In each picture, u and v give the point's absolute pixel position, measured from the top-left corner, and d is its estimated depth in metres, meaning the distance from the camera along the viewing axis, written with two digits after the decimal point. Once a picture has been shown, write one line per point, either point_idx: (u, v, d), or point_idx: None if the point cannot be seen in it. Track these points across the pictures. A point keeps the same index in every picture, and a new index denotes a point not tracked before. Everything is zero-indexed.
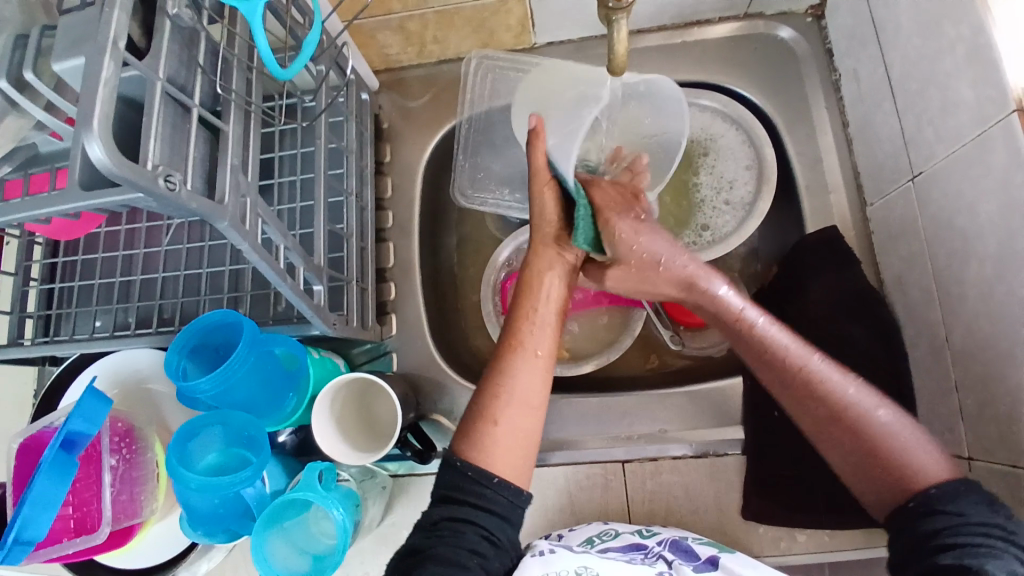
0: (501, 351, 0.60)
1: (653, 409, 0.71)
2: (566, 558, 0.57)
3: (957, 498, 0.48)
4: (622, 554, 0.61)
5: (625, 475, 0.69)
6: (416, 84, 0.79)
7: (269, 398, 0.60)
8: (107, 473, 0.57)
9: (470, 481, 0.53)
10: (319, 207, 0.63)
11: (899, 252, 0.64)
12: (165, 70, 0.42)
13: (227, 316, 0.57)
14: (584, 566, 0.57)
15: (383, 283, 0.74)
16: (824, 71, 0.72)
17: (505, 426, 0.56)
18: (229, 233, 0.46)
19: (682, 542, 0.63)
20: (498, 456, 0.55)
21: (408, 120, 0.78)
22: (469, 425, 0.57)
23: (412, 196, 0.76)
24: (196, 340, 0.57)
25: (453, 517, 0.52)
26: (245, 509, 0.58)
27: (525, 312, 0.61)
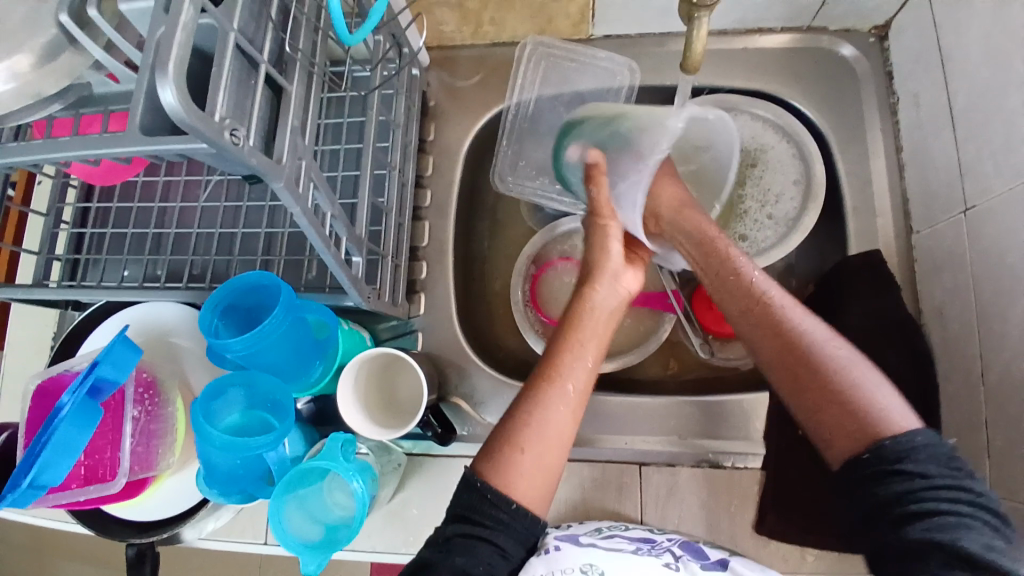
0: (535, 379, 0.58)
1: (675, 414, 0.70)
2: (571, 556, 0.58)
3: (916, 454, 0.47)
4: (628, 544, 0.62)
5: (640, 476, 0.69)
6: (465, 64, 0.78)
7: (297, 364, 0.59)
8: (128, 424, 0.57)
9: (487, 503, 0.52)
10: (365, 179, 0.62)
11: (942, 283, 0.63)
12: (238, 22, 0.41)
13: (264, 279, 0.56)
14: (590, 563, 0.57)
15: (414, 262, 0.74)
16: (882, 93, 0.70)
17: (532, 459, 0.54)
18: (283, 194, 0.45)
19: (693, 543, 0.62)
20: (521, 483, 0.54)
21: (455, 99, 0.77)
22: (495, 450, 0.55)
23: (452, 177, 0.75)
24: (230, 300, 0.57)
25: (467, 534, 0.52)
26: (261, 474, 0.58)
27: (570, 342, 0.59)
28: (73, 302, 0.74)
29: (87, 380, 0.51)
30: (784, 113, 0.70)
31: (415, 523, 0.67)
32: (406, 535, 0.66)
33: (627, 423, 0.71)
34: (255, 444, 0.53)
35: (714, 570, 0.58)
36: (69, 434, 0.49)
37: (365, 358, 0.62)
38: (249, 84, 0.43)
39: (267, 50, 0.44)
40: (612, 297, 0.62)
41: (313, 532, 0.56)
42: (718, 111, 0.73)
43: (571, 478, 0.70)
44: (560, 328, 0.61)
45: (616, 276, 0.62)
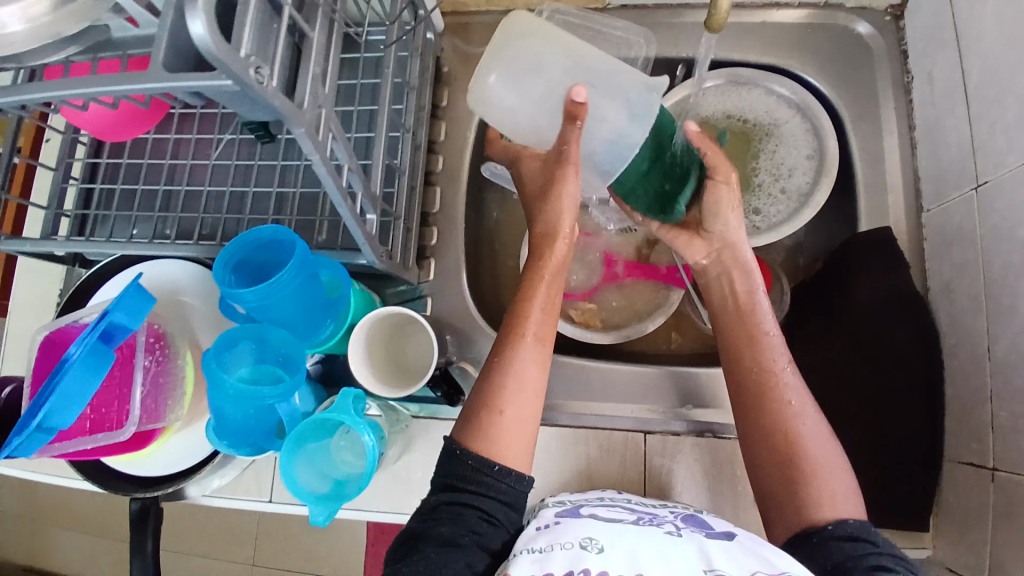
0: (506, 338, 0.61)
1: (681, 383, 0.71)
2: (573, 529, 0.56)
3: (866, 532, 0.51)
4: (630, 515, 0.61)
5: (645, 444, 0.70)
6: (479, 30, 0.78)
7: (308, 323, 0.59)
8: (138, 374, 0.57)
9: (468, 468, 0.56)
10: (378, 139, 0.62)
11: (950, 259, 0.63)
12: None
13: (278, 234, 0.56)
14: (589, 536, 0.54)
15: (425, 228, 0.74)
16: (897, 70, 0.71)
17: (510, 415, 0.59)
18: (302, 141, 0.45)
19: (696, 516, 0.62)
20: (501, 443, 0.58)
21: (469, 66, 0.77)
22: (475, 414, 0.59)
23: (464, 144, 0.75)
24: (240, 256, 0.56)
25: (451, 501, 0.55)
26: (271, 427, 0.58)
27: (533, 307, 0.63)
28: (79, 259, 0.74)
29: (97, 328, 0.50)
30: (798, 88, 0.70)
31: (420, 485, 0.67)
32: (411, 497, 0.67)
33: (631, 391, 0.71)
34: (270, 392, 0.54)
35: (719, 538, 0.56)
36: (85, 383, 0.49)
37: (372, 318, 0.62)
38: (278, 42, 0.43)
39: None
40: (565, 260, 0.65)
41: (320, 490, 0.56)
42: (733, 85, 0.72)
43: (574, 448, 0.70)
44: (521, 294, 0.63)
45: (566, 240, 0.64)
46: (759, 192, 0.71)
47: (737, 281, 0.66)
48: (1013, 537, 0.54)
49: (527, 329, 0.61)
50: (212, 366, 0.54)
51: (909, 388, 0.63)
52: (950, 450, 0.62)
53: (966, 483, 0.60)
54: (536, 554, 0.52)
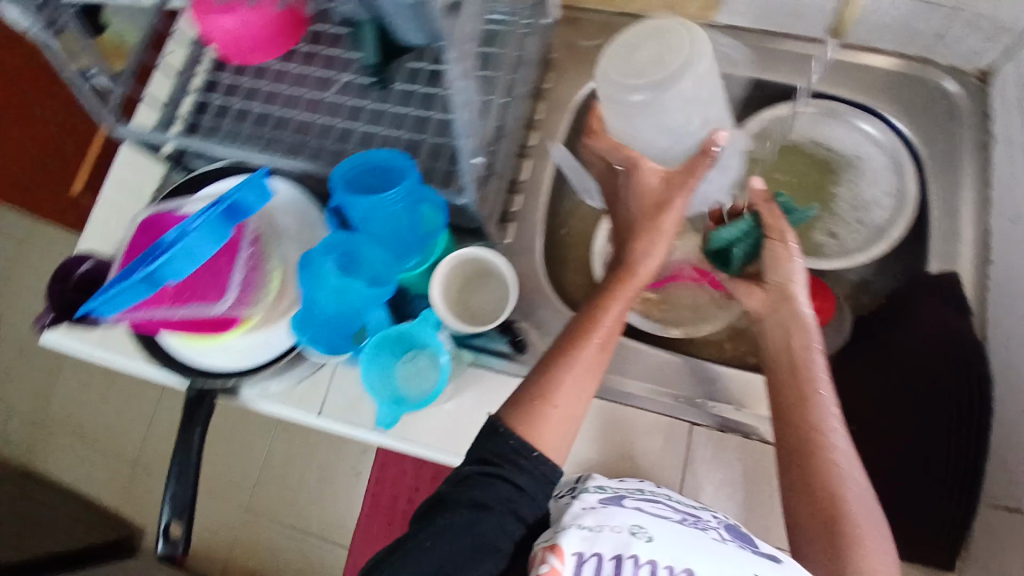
0: (573, 338, 0.62)
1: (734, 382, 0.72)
2: (623, 514, 0.59)
3: None
4: (674, 512, 0.61)
5: (690, 435, 0.70)
6: (589, 26, 0.82)
7: (400, 250, 0.63)
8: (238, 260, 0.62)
9: (510, 448, 0.58)
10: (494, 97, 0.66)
11: (1012, 310, 0.65)
12: None
13: (393, 160, 0.60)
14: (640, 528, 0.57)
15: (511, 194, 0.77)
16: (980, 130, 0.74)
17: (561, 410, 0.60)
18: (452, 61, 0.48)
19: (737, 527, 0.61)
20: (545, 434, 0.60)
21: (574, 56, 0.81)
22: (529, 402, 0.61)
23: (559, 125, 0.79)
24: (355, 175, 0.60)
25: (485, 472, 0.58)
26: (347, 333, 0.63)
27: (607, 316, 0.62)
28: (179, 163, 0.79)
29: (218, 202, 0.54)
30: (886, 130, 0.77)
31: (465, 428, 0.69)
32: (454, 439, 0.69)
33: (678, 378, 0.73)
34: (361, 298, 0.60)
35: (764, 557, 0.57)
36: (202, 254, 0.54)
37: (461, 257, 0.67)
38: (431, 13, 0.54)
39: None
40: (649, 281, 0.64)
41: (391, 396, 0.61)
42: (828, 117, 0.78)
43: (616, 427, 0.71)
44: (595, 303, 0.63)
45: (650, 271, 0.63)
46: (829, 218, 0.78)
47: (793, 334, 0.62)
48: None
49: (597, 336, 0.62)
50: (314, 262, 0.59)
51: (952, 425, 0.65)
52: (985, 493, 0.63)
53: (997, 526, 0.61)
54: (585, 531, 0.57)
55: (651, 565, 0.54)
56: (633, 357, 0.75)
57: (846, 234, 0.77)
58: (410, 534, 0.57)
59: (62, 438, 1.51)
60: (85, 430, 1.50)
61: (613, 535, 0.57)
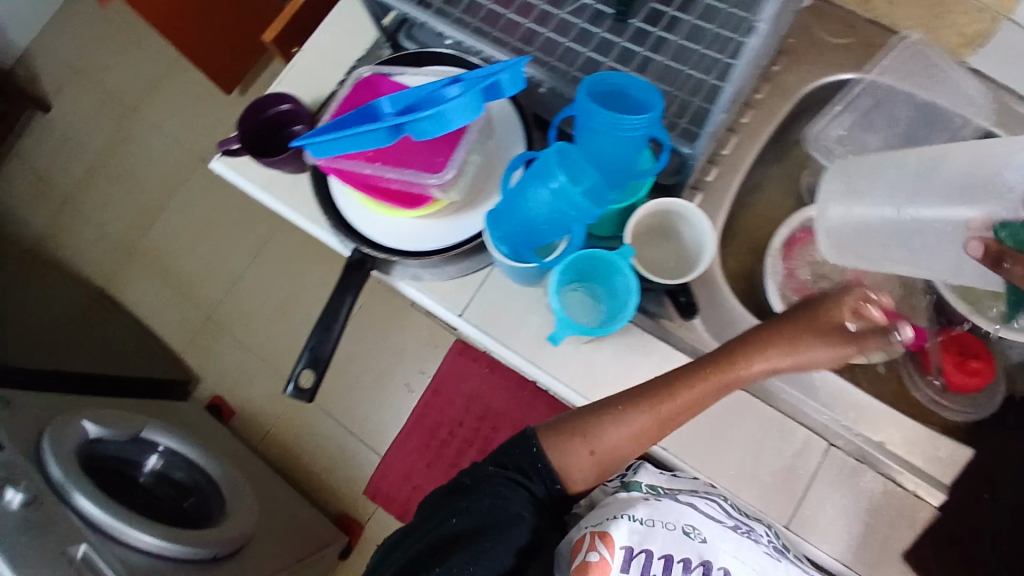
0: (641, 402, 0.62)
1: (882, 420, 0.68)
2: (675, 510, 0.62)
3: None
4: (727, 518, 0.63)
5: (824, 455, 0.66)
6: (837, 21, 0.77)
7: (616, 180, 0.60)
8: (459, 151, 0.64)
9: (537, 468, 0.65)
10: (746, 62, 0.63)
11: None
12: None
13: (649, 89, 0.56)
14: (688, 527, 0.61)
15: (709, 163, 0.73)
16: None
17: (596, 457, 0.64)
18: None
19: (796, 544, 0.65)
20: (572, 467, 0.65)
21: (812, 46, 0.77)
22: (571, 434, 0.65)
23: (777, 110, 0.75)
24: (606, 90, 0.57)
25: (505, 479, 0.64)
26: (536, 245, 0.60)
27: (684, 393, 0.61)
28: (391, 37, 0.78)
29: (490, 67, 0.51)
30: None
31: (600, 375, 0.68)
32: (585, 381, 0.68)
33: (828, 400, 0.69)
34: (575, 208, 0.55)
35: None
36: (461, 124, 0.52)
37: (669, 204, 0.62)
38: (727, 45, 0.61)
39: None
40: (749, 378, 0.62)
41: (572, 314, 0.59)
42: None
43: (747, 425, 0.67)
44: (681, 376, 0.62)
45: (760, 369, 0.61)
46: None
47: None
48: None
49: (662, 409, 0.62)
50: (543, 161, 0.55)
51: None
52: None
53: None
54: (636, 522, 0.61)
55: (703, 566, 0.60)
56: None
57: None
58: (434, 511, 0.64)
59: (150, 273, 1.57)
60: (172, 272, 1.57)
61: (664, 531, 0.61)
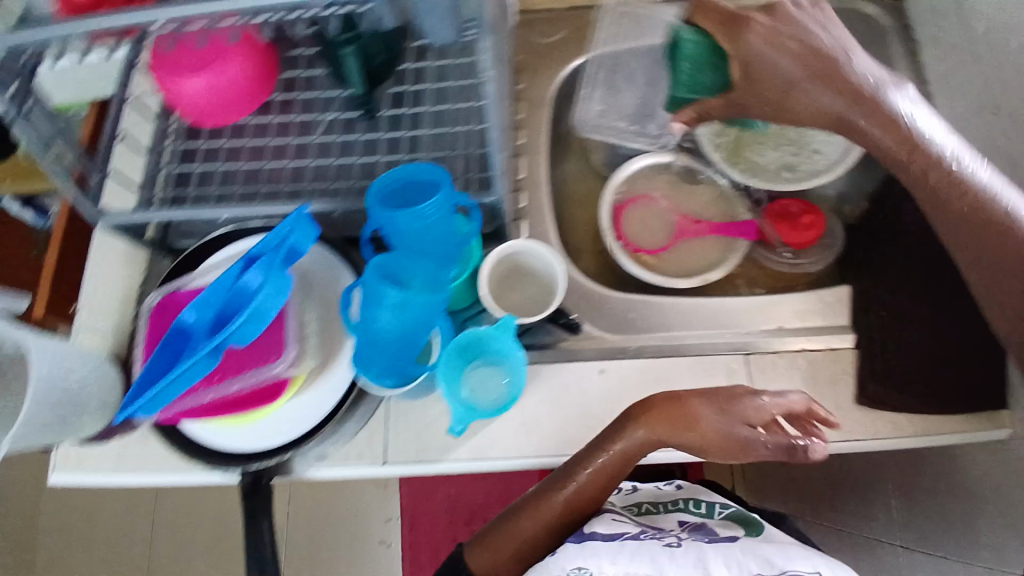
0: (546, 484, 0.69)
1: (769, 308, 0.75)
2: (571, 555, 0.63)
3: None
4: (634, 527, 0.69)
5: (748, 364, 0.70)
6: (544, 23, 0.86)
7: (443, 259, 0.62)
8: (291, 326, 0.63)
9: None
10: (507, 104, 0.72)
11: None
12: None
13: (431, 173, 0.58)
14: (580, 567, 0.62)
15: (516, 192, 0.78)
16: (904, 40, 0.82)
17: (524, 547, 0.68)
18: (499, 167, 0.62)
19: (700, 531, 0.70)
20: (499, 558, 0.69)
21: (537, 54, 0.84)
22: (490, 535, 0.70)
23: (542, 120, 0.81)
24: (390, 189, 0.58)
25: None
26: (412, 354, 0.61)
27: (578, 467, 0.66)
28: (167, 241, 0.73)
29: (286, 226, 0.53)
30: None
31: (536, 428, 0.69)
32: (533, 441, 0.69)
33: (715, 318, 0.75)
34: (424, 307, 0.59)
35: (723, 542, 0.66)
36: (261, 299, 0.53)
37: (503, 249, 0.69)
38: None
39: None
40: (629, 455, 0.64)
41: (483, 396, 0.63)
42: None
43: (671, 380, 0.70)
44: (575, 464, 0.66)
45: (625, 443, 0.64)
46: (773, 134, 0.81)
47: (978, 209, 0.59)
48: None
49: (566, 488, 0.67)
50: (369, 288, 0.58)
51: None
52: None
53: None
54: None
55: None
56: (668, 310, 0.75)
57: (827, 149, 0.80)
58: None
59: None
60: None
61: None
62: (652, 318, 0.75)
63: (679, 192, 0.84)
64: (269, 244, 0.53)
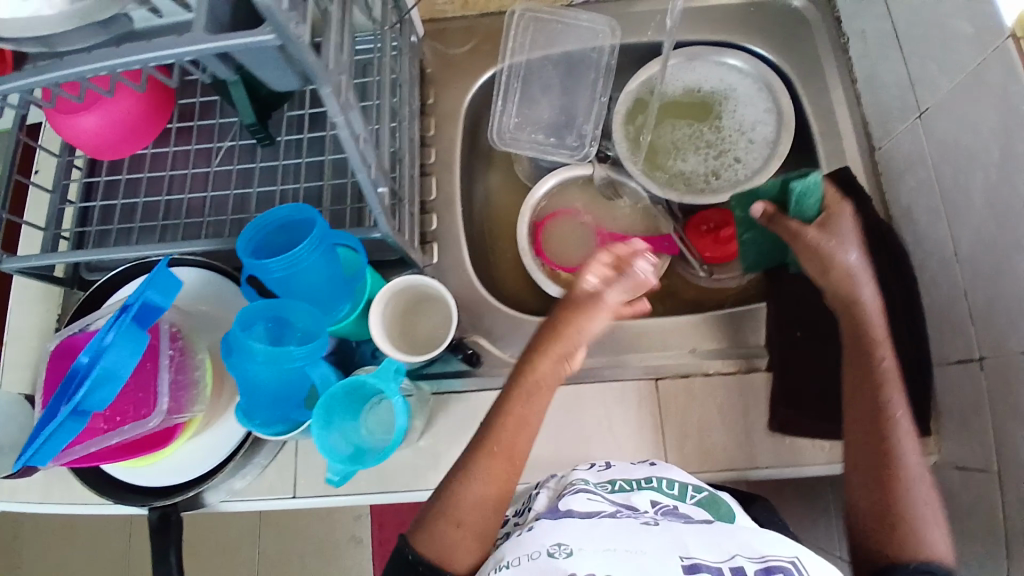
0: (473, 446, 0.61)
1: (683, 330, 0.74)
2: (546, 531, 0.51)
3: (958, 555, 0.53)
4: (611, 503, 0.57)
5: (657, 391, 0.71)
6: (456, 34, 0.83)
7: (332, 296, 0.63)
8: (166, 368, 0.62)
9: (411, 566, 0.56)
10: (401, 126, 0.72)
11: (908, 184, 0.68)
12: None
13: (300, 211, 0.58)
14: (559, 545, 0.49)
15: (426, 214, 0.77)
16: (833, 35, 0.78)
17: (466, 523, 0.57)
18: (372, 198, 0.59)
19: (676, 508, 0.57)
20: (452, 551, 0.56)
21: (449, 67, 0.82)
22: (430, 525, 0.57)
23: (454, 137, 0.80)
24: (263, 236, 0.58)
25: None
26: (300, 398, 0.61)
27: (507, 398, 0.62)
28: (80, 277, 0.75)
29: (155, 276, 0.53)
30: (761, 63, 0.78)
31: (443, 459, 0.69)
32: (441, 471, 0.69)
33: (633, 343, 0.74)
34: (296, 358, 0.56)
35: (701, 524, 0.54)
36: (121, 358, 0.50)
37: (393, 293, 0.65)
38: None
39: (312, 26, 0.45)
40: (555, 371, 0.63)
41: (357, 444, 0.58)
42: (688, 62, 0.80)
43: (579, 406, 0.71)
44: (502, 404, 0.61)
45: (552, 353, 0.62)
46: (689, 139, 0.79)
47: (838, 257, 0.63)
48: (1011, 411, 0.58)
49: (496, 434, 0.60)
50: (236, 342, 0.57)
51: (903, 298, 0.68)
52: (938, 352, 0.66)
53: (956, 379, 0.64)
54: (506, 569, 0.50)
55: None
56: None
57: (746, 157, 0.78)
58: None
59: None
60: None
61: (530, 565, 0.49)
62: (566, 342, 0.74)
63: (597, 206, 0.82)
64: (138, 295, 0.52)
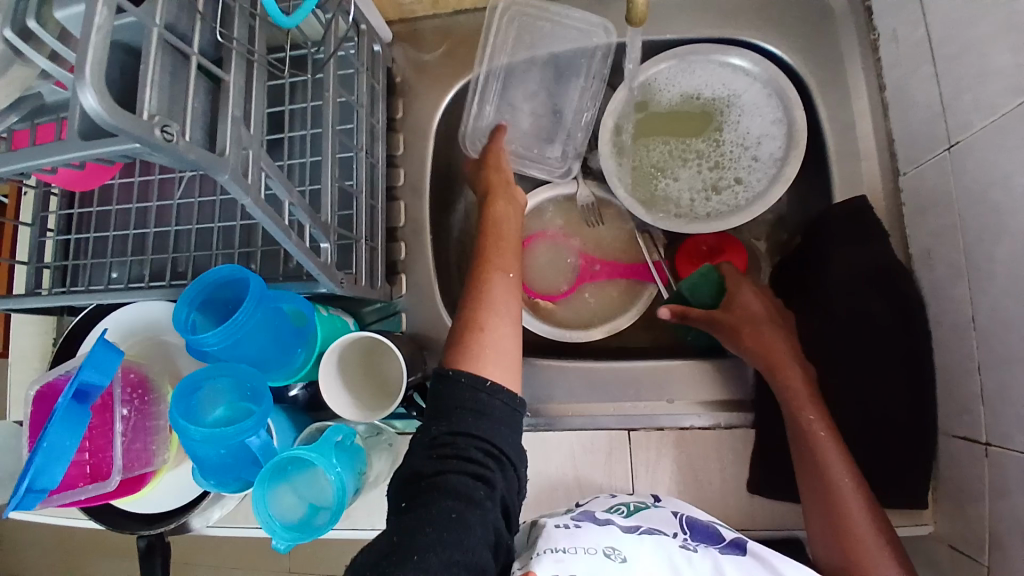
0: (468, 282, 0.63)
1: (666, 377, 0.69)
2: (593, 534, 0.53)
3: None
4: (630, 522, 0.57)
5: (630, 442, 0.67)
6: (430, 35, 0.76)
7: (279, 353, 0.61)
8: (120, 423, 0.60)
9: (451, 448, 0.50)
10: (357, 157, 0.67)
11: (928, 225, 0.59)
12: (151, 100, 0.39)
13: (234, 272, 0.58)
14: (612, 546, 0.52)
15: (394, 243, 0.74)
16: (863, 30, 0.66)
17: (492, 331, 0.57)
18: (309, 265, 0.55)
19: (698, 523, 0.58)
20: (483, 359, 0.55)
21: (422, 74, 0.76)
22: (458, 339, 0.57)
23: (424, 156, 0.75)
24: (205, 295, 0.58)
25: (454, 437, 0.51)
26: (250, 459, 0.60)
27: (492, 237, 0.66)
28: (67, 308, 0.77)
29: (102, 350, 0.55)
30: (770, 65, 0.66)
31: None
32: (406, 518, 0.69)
33: (608, 387, 0.70)
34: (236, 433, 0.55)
35: (733, 554, 0.54)
36: (50, 440, 0.50)
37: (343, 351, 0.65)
38: (138, 65, 0.44)
39: (188, 125, 0.41)
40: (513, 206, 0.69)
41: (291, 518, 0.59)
42: (683, 64, 0.69)
43: (551, 457, 0.68)
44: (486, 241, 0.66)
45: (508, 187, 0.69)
46: (678, 155, 0.70)
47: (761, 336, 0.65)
48: (1008, 512, 0.51)
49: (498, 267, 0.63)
50: (176, 416, 0.56)
51: (909, 356, 0.60)
52: (942, 423, 0.59)
53: (959, 456, 0.57)
54: (562, 552, 0.50)
55: None
56: (555, 373, 0.71)
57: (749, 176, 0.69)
58: (393, 529, 0.47)
59: None
60: None
61: (587, 558, 0.50)
62: (537, 382, 0.71)
63: (578, 229, 0.76)
64: (86, 368, 0.53)
